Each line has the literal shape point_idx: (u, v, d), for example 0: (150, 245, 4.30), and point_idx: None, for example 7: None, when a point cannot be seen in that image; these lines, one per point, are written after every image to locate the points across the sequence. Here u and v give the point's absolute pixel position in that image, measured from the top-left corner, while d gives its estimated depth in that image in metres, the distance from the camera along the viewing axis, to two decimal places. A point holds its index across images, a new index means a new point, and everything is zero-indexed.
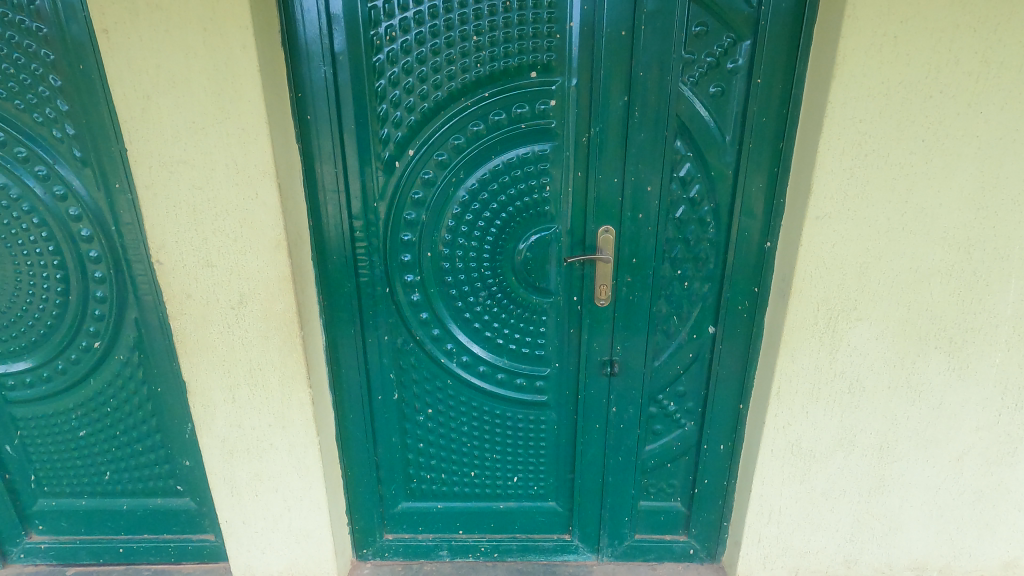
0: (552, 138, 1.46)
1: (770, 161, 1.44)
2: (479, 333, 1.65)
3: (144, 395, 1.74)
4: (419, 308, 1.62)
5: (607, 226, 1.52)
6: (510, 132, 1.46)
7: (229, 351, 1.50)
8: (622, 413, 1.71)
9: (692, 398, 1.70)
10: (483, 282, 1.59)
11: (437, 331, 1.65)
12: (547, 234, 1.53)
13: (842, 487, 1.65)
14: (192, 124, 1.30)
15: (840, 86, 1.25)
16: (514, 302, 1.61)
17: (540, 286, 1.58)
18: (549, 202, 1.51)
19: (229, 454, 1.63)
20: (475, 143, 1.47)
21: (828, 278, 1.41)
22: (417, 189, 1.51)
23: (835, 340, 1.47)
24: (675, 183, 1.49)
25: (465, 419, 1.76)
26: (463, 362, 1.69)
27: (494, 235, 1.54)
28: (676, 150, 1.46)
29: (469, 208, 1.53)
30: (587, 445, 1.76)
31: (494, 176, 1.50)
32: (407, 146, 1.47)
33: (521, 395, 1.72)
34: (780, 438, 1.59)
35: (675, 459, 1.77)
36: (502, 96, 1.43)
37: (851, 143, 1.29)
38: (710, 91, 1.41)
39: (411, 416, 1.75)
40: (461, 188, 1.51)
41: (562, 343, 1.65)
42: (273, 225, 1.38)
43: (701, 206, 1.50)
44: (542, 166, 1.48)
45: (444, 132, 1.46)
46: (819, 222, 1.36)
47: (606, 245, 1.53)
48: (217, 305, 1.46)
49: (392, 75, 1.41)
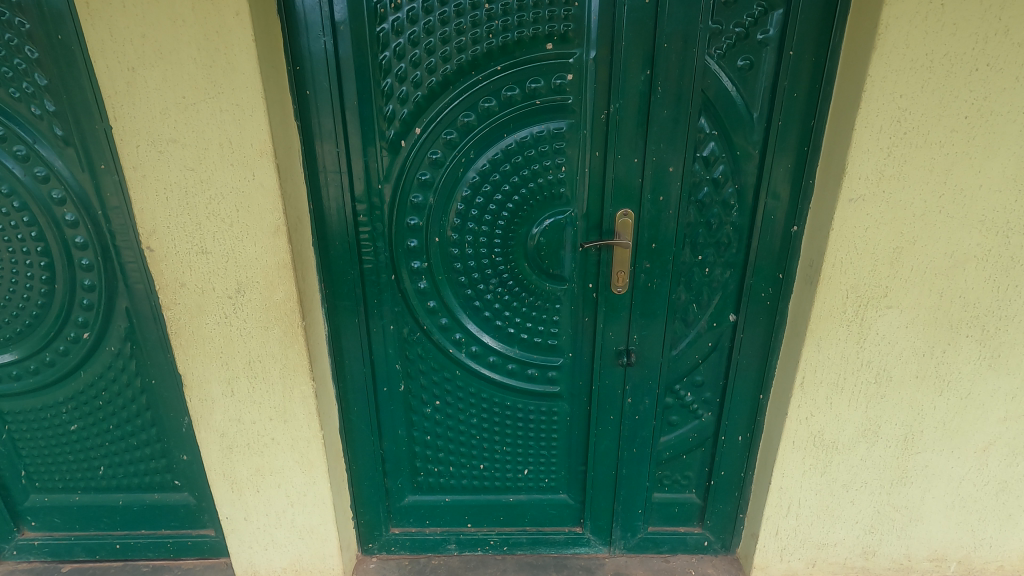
0: (568, 115, 1.37)
1: (799, 140, 1.36)
2: (489, 321, 1.58)
3: (138, 387, 1.66)
4: (427, 296, 1.54)
5: (625, 210, 1.44)
6: (524, 109, 1.37)
7: (226, 342, 1.42)
8: (638, 404, 1.65)
9: (709, 388, 1.64)
10: (494, 269, 1.51)
11: (445, 320, 1.57)
12: (561, 218, 1.45)
13: (862, 479, 1.60)
14: (181, 99, 1.20)
15: (880, 58, 1.17)
16: (526, 290, 1.53)
17: (553, 272, 1.50)
18: (565, 184, 1.43)
19: (229, 449, 1.56)
20: (487, 121, 1.38)
21: (858, 264, 1.34)
22: (423, 170, 1.42)
23: (863, 328, 1.41)
24: (698, 163, 1.40)
25: (474, 411, 1.69)
26: (473, 353, 1.61)
27: (506, 219, 1.46)
28: (700, 129, 1.37)
29: (480, 190, 1.44)
30: (601, 436, 1.70)
31: (505, 158, 1.41)
32: (414, 124, 1.38)
33: (533, 386, 1.65)
34: (804, 430, 1.54)
35: (691, 450, 1.72)
36: (515, 70, 1.34)
37: (889, 120, 1.21)
38: (738, 65, 1.32)
39: (418, 408, 1.69)
40: (471, 169, 1.42)
41: (576, 332, 1.58)
42: (271, 209, 1.29)
43: (724, 188, 1.42)
44: (557, 145, 1.39)
45: (453, 109, 1.37)
46: (852, 205, 1.28)
47: (623, 229, 1.45)
48: (213, 295, 1.37)
49: (397, 47, 1.31)
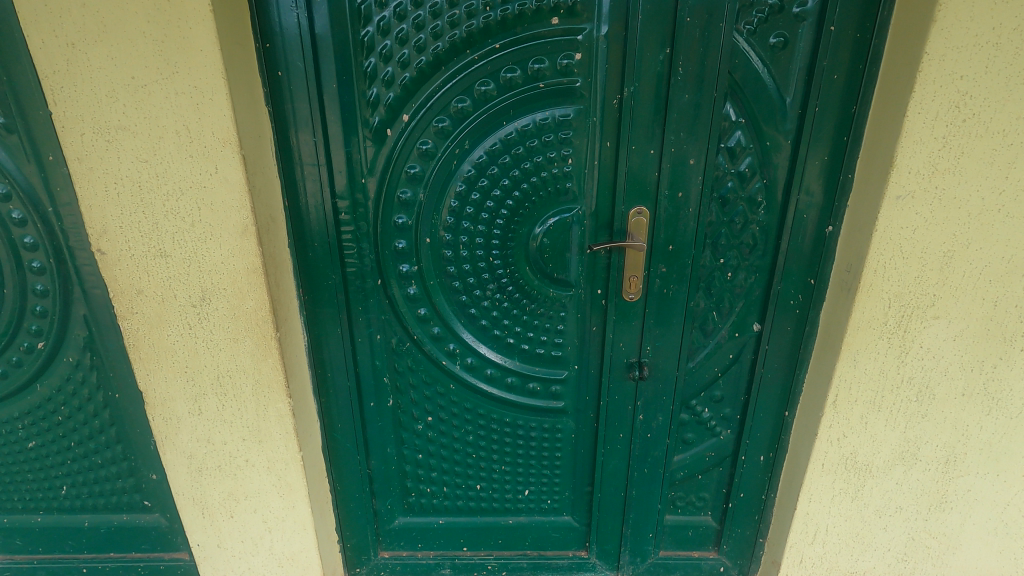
0: (576, 101, 1.21)
1: (837, 129, 1.20)
2: (486, 331, 1.42)
3: (100, 401, 1.51)
4: (417, 303, 1.39)
5: (640, 208, 1.28)
6: (526, 94, 1.21)
7: (191, 356, 1.27)
8: (650, 421, 1.50)
9: (729, 404, 1.49)
10: (492, 273, 1.36)
11: (437, 329, 1.42)
12: (567, 216, 1.30)
13: (897, 504, 1.45)
14: (130, 80, 1.04)
15: (940, 33, 1.01)
16: (528, 296, 1.38)
17: (558, 277, 1.35)
18: (571, 178, 1.27)
19: (198, 472, 1.40)
20: (484, 107, 1.22)
21: (903, 270, 1.19)
22: (412, 162, 1.26)
23: (906, 341, 1.26)
24: (722, 155, 1.24)
25: (470, 428, 1.54)
26: (469, 365, 1.46)
27: (505, 218, 1.30)
28: (725, 116, 1.21)
29: (475, 185, 1.28)
30: (609, 456, 1.55)
31: (504, 150, 1.25)
32: (401, 110, 1.22)
33: (534, 401, 1.50)
34: (834, 452, 1.39)
35: (708, 470, 1.57)
36: (516, 49, 1.17)
37: (947, 106, 1.05)
38: (770, 42, 1.16)
39: (408, 424, 1.54)
40: (466, 161, 1.26)
41: (583, 342, 1.43)
42: (238, 207, 1.13)
43: (751, 183, 1.26)
44: (563, 135, 1.23)
45: (445, 93, 1.21)
46: (900, 203, 1.13)
47: (637, 229, 1.29)
48: (175, 303, 1.21)
49: (381, 21, 1.15)
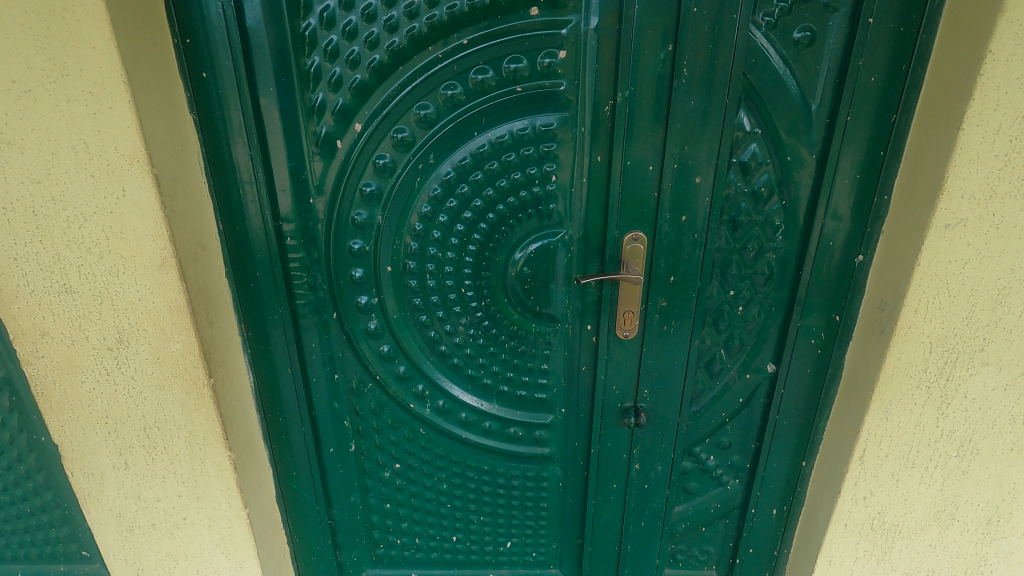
0: (561, 107, 1.02)
1: (871, 143, 1.01)
2: (459, 370, 1.23)
3: (21, 447, 1.31)
4: (380, 339, 1.21)
5: (636, 233, 1.09)
6: (500, 99, 1.01)
7: (112, 405, 1.09)
8: (648, 471, 1.32)
9: (738, 451, 1.31)
10: (465, 306, 1.17)
11: (403, 368, 1.23)
12: (551, 242, 1.11)
13: (930, 568, 1.26)
14: (11, 84, 0.84)
15: (1008, 28, 0.81)
16: (506, 332, 1.19)
17: (541, 310, 1.16)
18: (556, 198, 1.08)
19: (129, 532, 1.23)
20: (451, 115, 1.02)
21: (949, 311, 0.99)
22: (368, 179, 1.07)
23: (947, 391, 1.07)
24: (735, 171, 1.05)
25: (443, 476, 1.36)
26: (440, 408, 1.27)
27: (478, 244, 1.11)
28: (739, 126, 1.01)
29: (443, 206, 1.09)
30: (601, 507, 1.36)
31: (476, 165, 1.06)
32: (352, 118, 1.03)
33: (515, 447, 1.31)
34: (860, 511, 1.20)
35: (712, 522, 1.39)
36: (488, 45, 0.98)
37: (1012, 117, 0.85)
38: (794, 38, 0.96)
39: (373, 472, 1.36)
40: (431, 178, 1.07)
41: (571, 383, 1.24)
42: (153, 236, 0.94)
43: (768, 204, 1.07)
44: (546, 147, 1.04)
45: (404, 98, 1.01)
46: (950, 233, 0.93)
47: (633, 257, 1.10)
48: (88, 345, 1.03)
49: (325, 12, 0.96)
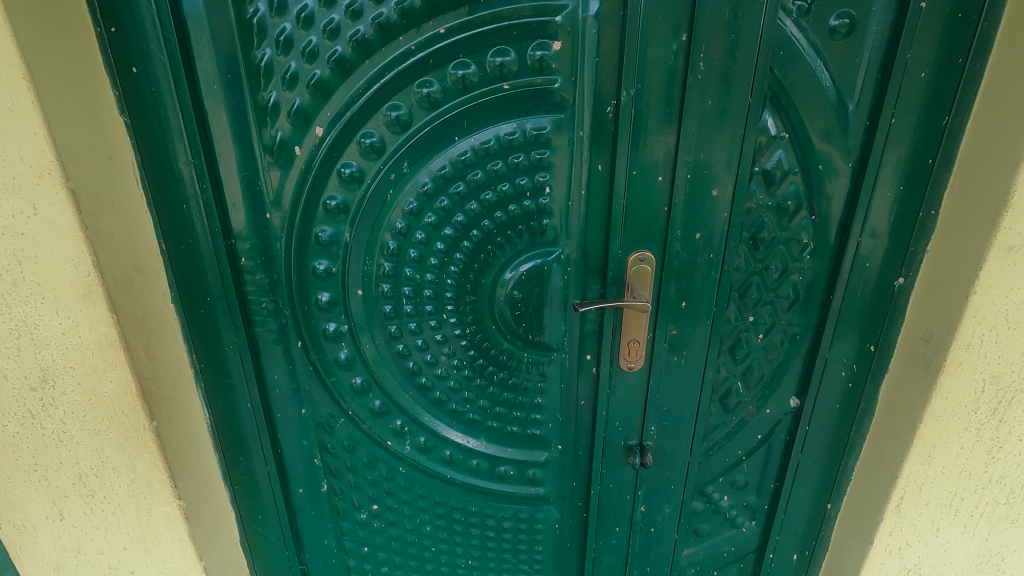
0: (555, 108, 0.87)
1: (916, 150, 0.86)
2: (442, 405, 1.09)
3: None
4: (352, 370, 1.06)
5: (643, 253, 0.94)
6: (484, 99, 0.87)
7: (41, 453, 0.92)
8: (655, 513, 1.18)
9: (754, 491, 1.17)
10: (447, 334, 1.03)
11: (379, 403, 1.09)
12: (545, 263, 0.96)
13: None
14: None
15: None
16: (495, 363, 1.05)
17: (535, 339, 1.02)
18: (550, 212, 0.93)
19: None
20: (427, 117, 0.88)
21: (1008, 345, 0.85)
22: (333, 191, 0.93)
23: (999, 433, 0.92)
24: (758, 182, 0.90)
25: (427, 518, 1.22)
26: (422, 446, 1.13)
27: (462, 264, 0.97)
28: (763, 130, 0.87)
29: (421, 222, 0.94)
30: (603, 552, 1.23)
31: (457, 176, 0.91)
32: (313, 121, 0.88)
33: (506, 488, 1.17)
34: (894, 563, 1.06)
35: (724, 567, 1.26)
36: (469, 35, 0.83)
37: None
38: (831, 26, 0.81)
39: (349, 513, 1.22)
40: (406, 190, 0.92)
41: (569, 418, 1.10)
42: (74, 262, 0.79)
43: (795, 219, 0.93)
44: (538, 155, 0.90)
45: (372, 97, 0.86)
46: (1014, 257, 0.79)
47: (638, 280, 0.96)
48: (7, 386, 0.86)
49: None
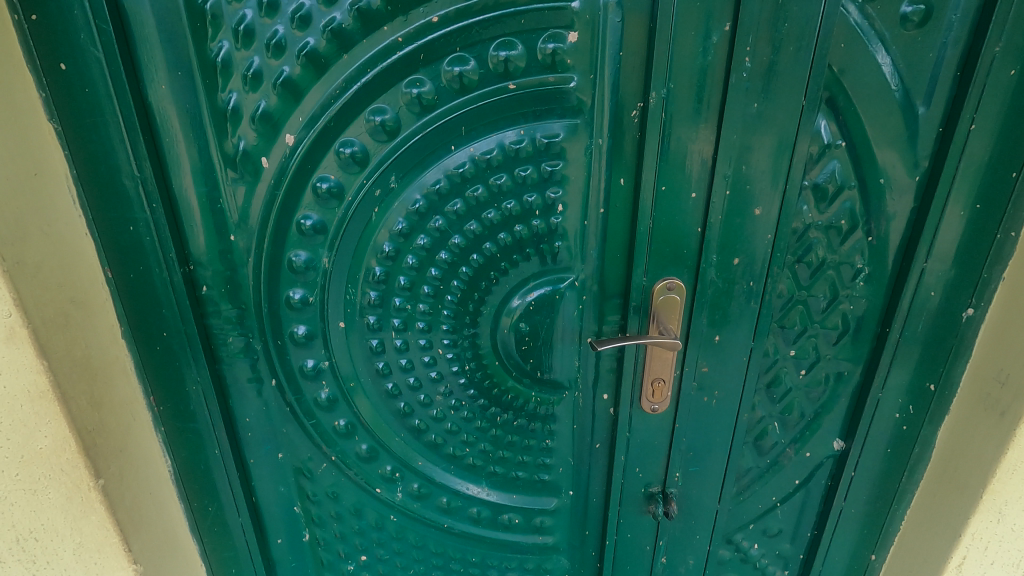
0: (569, 112, 0.73)
1: (998, 162, 0.73)
2: (438, 448, 0.96)
3: None
4: (334, 411, 0.93)
5: (671, 280, 0.81)
6: (486, 101, 0.73)
7: None
8: (678, 564, 1.05)
9: (789, 539, 1.05)
10: (443, 372, 0.89)
11: (366, 446, 0.96)
12: (556, 291, 0.83)
13: None
14: None
15: None
16: (498, 402, 0.92)
17: (544, 376, 0.89)
18: (563, 234, 0.80)
19: None
20: (418, 123, 0.74)
21: None
22: (308, 210, 0.79)
23: None
24: (808, 200, 0.77)
25: (421, 569, 1.09)
26: (416, 493, 1.00)
27: (460, 293, 0.83)
28: (817, 138, 0.73)
29: (411, 246, 0.81)
30: None
31: (453, 192, 0.77)
32: (282, 128, 0.74)
33: (510, 537, 1.04)
34: None
35: None
36: (467, 24, 0.69)
37: None
38: (903, 14, 0.68)
39: (334, 564, 1.09)
40: (394, 209, 0.79)
41: (582, 461, 0.97)
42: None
43: (849, 241, 0.80)
44: (549, 167, 0.76)
45: (352, 99, 0.72)
46: None
47: (665, 310, 0.82)
48: None
49: None
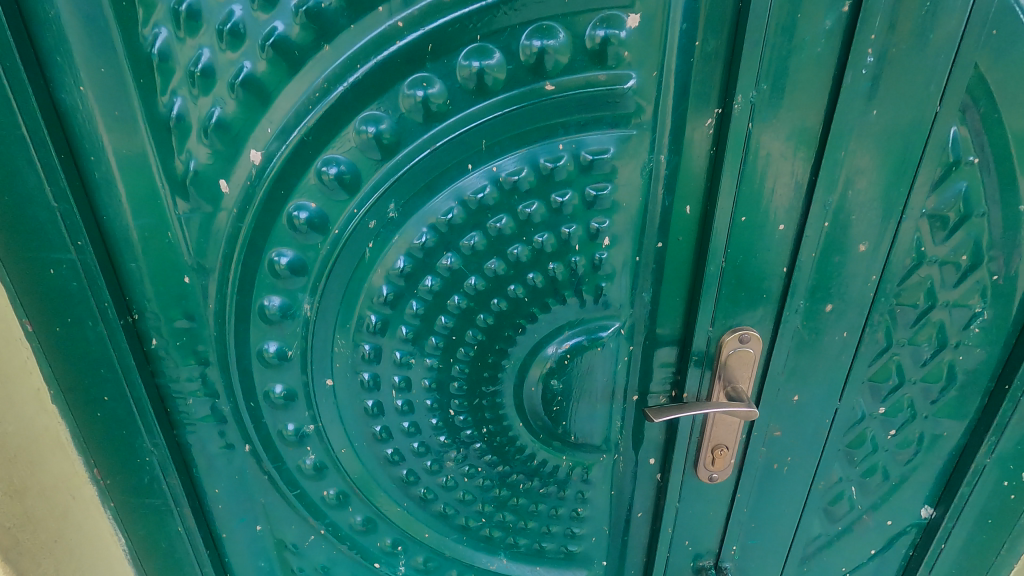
0: (622, 121, 0.56)
1: None
2: (448, 519, 0.80)
3: None
4: (324, 480, 0.76)
5: (745, 331, 0.64)
6: (514, 107, 0.55)
7: None
8: None
9: None
10: (455, 435, 0.73)
11: (361, 518, 0.80)
12: (598, 342, 0.67)
13: None
14: None
15: None
16: (521, 468, 0.76)
17: (579, 439, 0.73)
18: (608, 273, 0.63)
19: None
20: (425, 135, 0.56)
21: None
22: (283, 247, 0.61)
23: None
24: (925, 232, 0.60)
25: None
26: (421, 566, 0.85)
27: (477, 345, 0.67)
28: (946, 155, 0.57)
29: (416, 288, 0.63)
30: None
31: (470, 223, 0.60)
32: (246, 142, 0.56)
33: None
34: None
35: None
36: (492, 4, 0.51)
37: None
38: None
39: None
40: (394, 244, 0.61)
41: (619, 532, 0.82)
42: None
43: (969, 282, 0.63)
44: (594, 191, 0.59)
45: (338, 104, 0.55)
46: None
47: (735, 368, 0.66)
48: None
49: None
